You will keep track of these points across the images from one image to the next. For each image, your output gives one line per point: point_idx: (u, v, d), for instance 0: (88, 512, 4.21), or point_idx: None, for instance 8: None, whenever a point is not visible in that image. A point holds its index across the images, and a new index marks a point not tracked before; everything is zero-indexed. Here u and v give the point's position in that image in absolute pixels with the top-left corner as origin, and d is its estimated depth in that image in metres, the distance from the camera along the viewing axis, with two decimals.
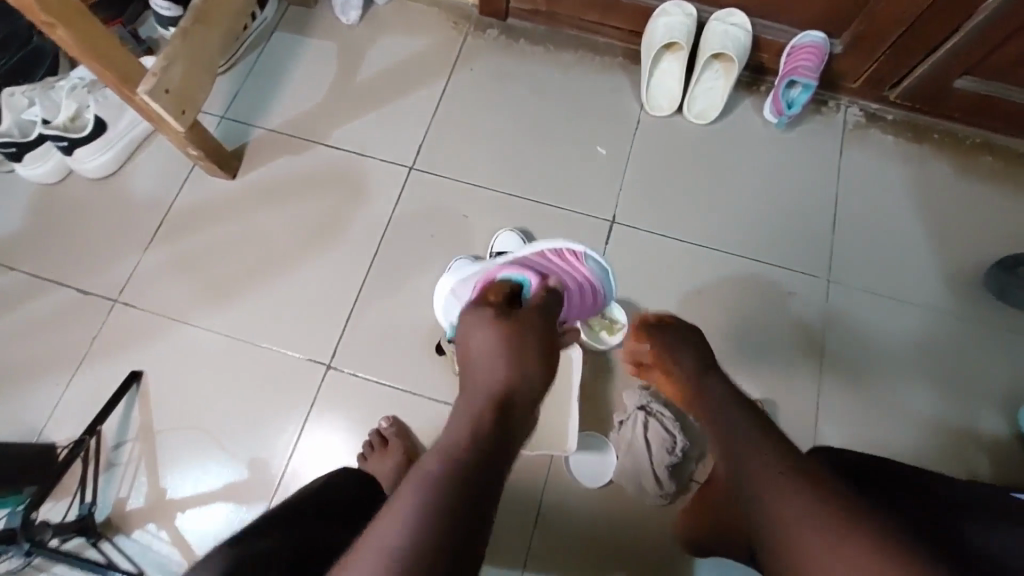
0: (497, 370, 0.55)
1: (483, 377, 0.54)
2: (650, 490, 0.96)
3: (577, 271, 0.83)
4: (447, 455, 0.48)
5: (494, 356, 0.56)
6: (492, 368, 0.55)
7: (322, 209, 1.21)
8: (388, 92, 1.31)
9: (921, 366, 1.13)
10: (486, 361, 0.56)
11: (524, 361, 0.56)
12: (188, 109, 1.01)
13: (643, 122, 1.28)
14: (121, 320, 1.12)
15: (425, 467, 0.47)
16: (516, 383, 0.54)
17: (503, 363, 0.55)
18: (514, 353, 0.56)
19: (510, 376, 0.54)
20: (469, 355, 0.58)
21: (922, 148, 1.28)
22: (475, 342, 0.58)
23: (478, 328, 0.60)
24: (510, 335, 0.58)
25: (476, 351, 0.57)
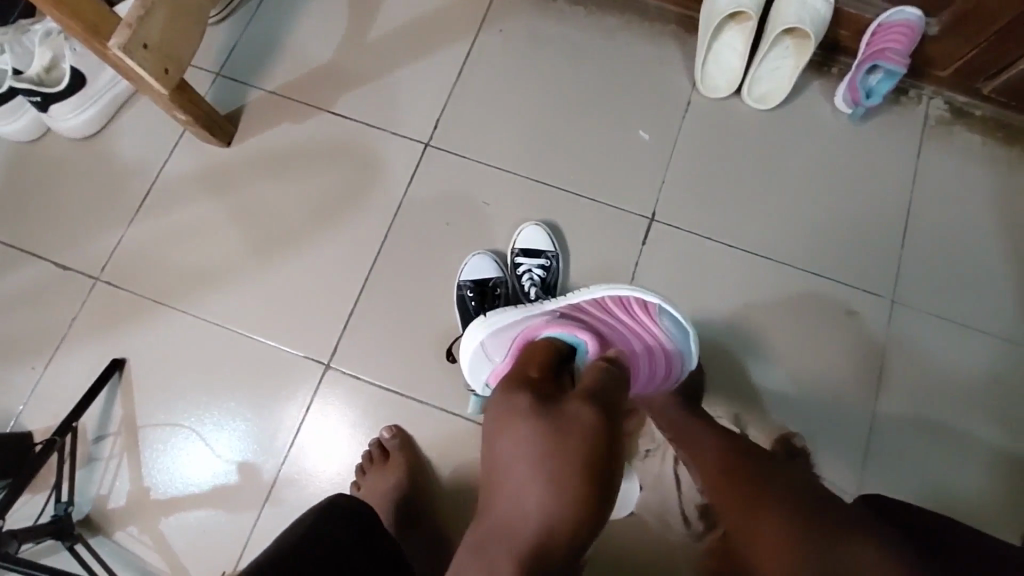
0: (529, 504, 0.49)
1: (514, 501, 0.50)
2: (676, 527, 0.89)
3: (647, 331, 0.76)
4: None
5: (527, 484, 0.50)
6: (523, 501, 0.49)
7: (327, 187, 1.08)
8: (404, 54, 1.15)
9: (987, 405, 1.00)
10: (518, 489, 0.50)
11: (558, 485, 0.49)
12: (171, 67, 0.87)
13: (693, 104, 1.12)
14: (102, 301, 1.02)
15: None
16: (548, 523, 0.48)
17: (534, 499, 0.49)
18: (547, 476, 0.50)
19: (541, 506, 0.49)
20: (500, 467, 0.53)
21: (1016, 153, 1.11)
22: (506, 450, 0.53)
23: (515, 434, 0.53)
24: (551, 456, 0.50)
25: (507, 465, 0.52)
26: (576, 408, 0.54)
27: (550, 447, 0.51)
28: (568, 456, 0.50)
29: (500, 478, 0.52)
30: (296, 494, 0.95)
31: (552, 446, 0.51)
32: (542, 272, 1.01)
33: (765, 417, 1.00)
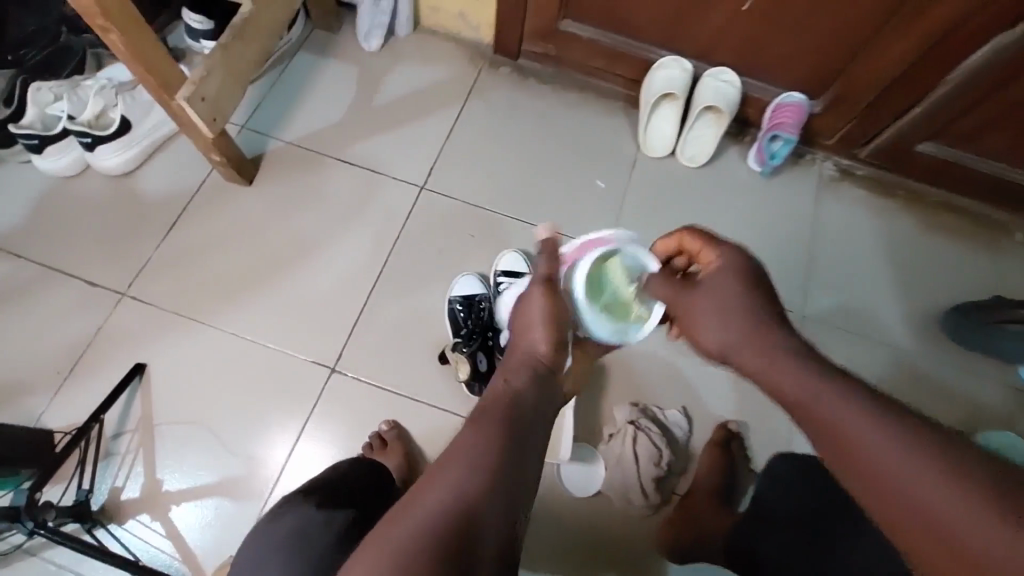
0: (540, 342, 0.65)
1: (526, 344, 0.65)
2: (636, 500, 1.03)
3: None
4: (506, 402, 0.56)
5: (537, 329, 0.65)
6: (534, 340, 0.65)
7: (335, 219, 1.27)
8: (404, 115, 1.39)
9: (884, 400, 1.23)
10: (531, 335, 0.65)
11: (558, 328, 0.66)
12: (219, 117, 1.07)
13: (639, 161, 1.39)
14: (127, 312, 1.14)
15: (492, 410, 0.55)
16: (555, 355, 0.65)
17: (543, 336, 0.65)
18: (551, 322, 0.66)
19: (544, 343, 0.65)
20: (516, 330, 0.68)
21: (889, 202, 1.42)
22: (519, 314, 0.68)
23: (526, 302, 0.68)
24: (551, 310, 0.67)
25: (522, 326, 0.67)
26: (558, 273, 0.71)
27: (551, 302, 0.67)
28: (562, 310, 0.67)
29: (515, 338, 0.67)
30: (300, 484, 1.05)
31: (553, 305, 0.67)
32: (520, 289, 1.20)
33: None
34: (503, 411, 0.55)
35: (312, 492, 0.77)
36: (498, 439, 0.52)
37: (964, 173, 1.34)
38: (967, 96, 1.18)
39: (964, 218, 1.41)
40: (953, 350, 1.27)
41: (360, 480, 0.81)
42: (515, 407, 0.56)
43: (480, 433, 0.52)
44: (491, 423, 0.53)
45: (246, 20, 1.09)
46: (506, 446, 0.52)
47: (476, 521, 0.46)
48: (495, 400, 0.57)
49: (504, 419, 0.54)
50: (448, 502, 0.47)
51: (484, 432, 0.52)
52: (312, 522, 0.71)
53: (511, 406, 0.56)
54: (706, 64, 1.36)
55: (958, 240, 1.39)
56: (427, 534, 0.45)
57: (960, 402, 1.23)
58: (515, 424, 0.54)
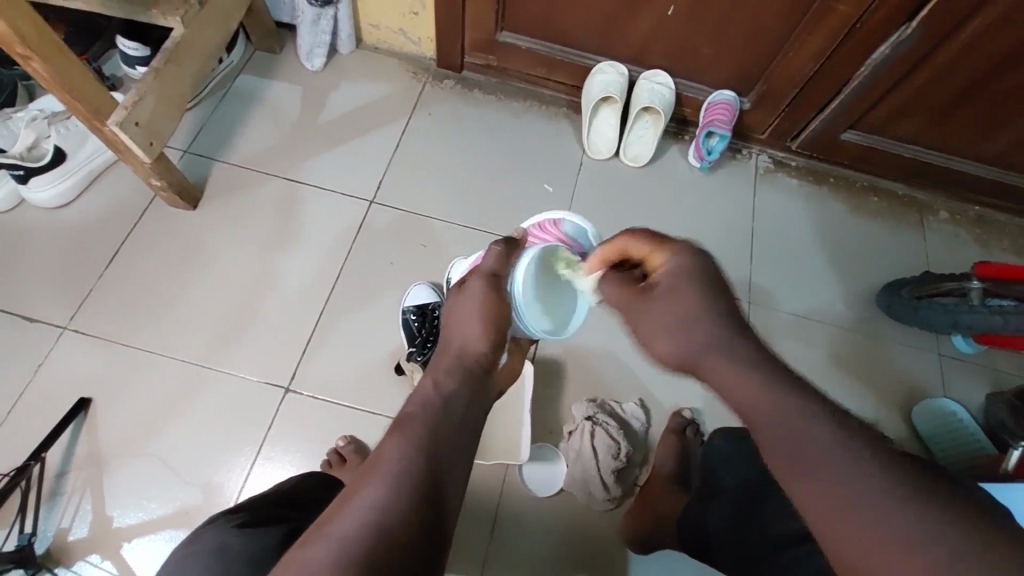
0: (475, 339, 0.64)
1: (457, 346, 0.64)
2: (598, 495, 1.05)
3: None
4: (426, 405, 0.56)
5: (472, 327, 0.65)
6: (472, 334, 0.65)
7: (284, 239, 1.27)
8: (351, 132, 1.40)
9: (830, 377, 1.28)
10: (466, 332, 0.65)
11: (488, 331, 0.65)
12: (155, 141, 1.07)
13: (585, 164, 1.43)
14: (70, 347, 1.11)
15: (412, 416, 0.55)
16: (492, 348, 0.65)
17: (478, 335, 0.64)
18: (483, 324, 0.65)
19: (475, 343, 0.64)
20: (453, 322, 0.67)
21: (821, 190, 1.50)
22: (453, 316, 0.67)
23: (460, 304, 0.67)
24: (488, 308, 0.66)
25: (458, 322, 0.66)
26: (506, 271, 0.70)
27: (489, 300, 0.66)
28: (491, 310, 0.66)
29: (452, 331, 0.66)
30: None
31: (482, 304, 0.66)
32: None
33: None
34: (429, 419, 0.55)
35: (235, 512, 0.77)
36: (425, 451, 0.52)
37: (886, 157, 1.43)
38: (880, 86, 1.27)
39: (889, 200, 1.50)
40: (889, 324, 1.34)
41: (323, 491, 0.85)
42: (443, 412, 0.56)
43: (405, 446, 0.52)
44: (411, 429, 0.54)
45: (176, 43, 1.09)
46: (428, 453, 0.52)
47: (401, 535, 0.46)
48: (422, 407, 0.56)
49: (429, 427, 0.54)
50: (371, 518, 0.47)
51: (409, 441, 0.53)
52: (226, 539, 0.70)
53: (438, 413, 0.56)
54: (641, 67, 1.41)
55: (885, 221, 1.48)
56: (351, 551, 0.44)
57: (899, 373, 1.30)
58: (435, 426, 0.55)
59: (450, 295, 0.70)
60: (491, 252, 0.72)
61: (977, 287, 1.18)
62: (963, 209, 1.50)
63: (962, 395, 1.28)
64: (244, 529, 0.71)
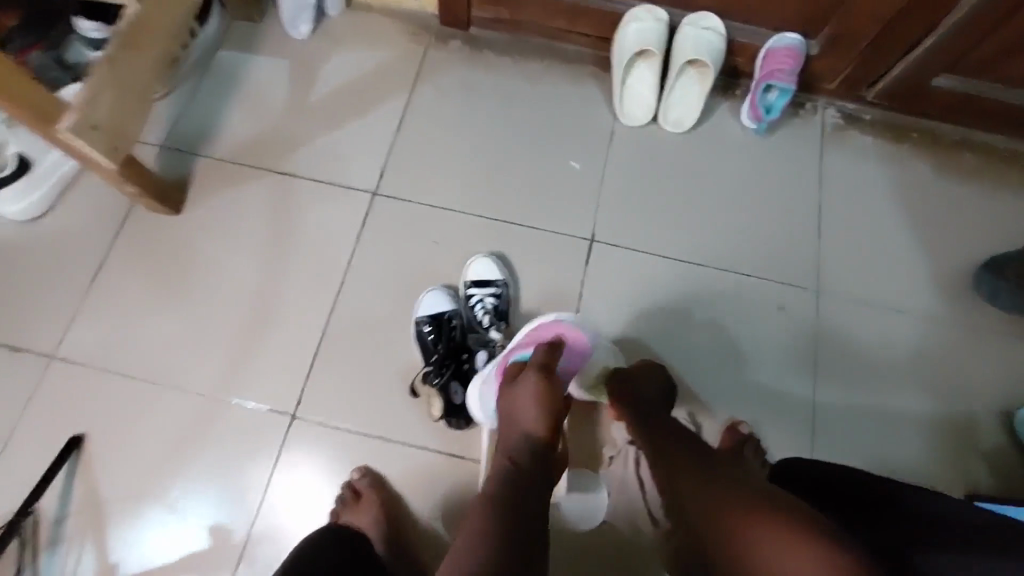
0: (536, 423, 0.74)
1: (518, 434, 0.74)
2: (645, 526, 0.91)
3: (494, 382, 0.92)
4: (493, 490, 0.66)
5: (531, 412, 0.75)
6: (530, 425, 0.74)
7: (279, 242, 1.13)
8: (346, 111, 1.22)
9: (915, 376, 1.09)
10: (527, 416, 0.75)
11: (546, 414, 0.75)
12: (120, 144, 0.93)
13: (617, 133, 1.22)
14: (58, 377, 1.02)
15: (481, 501, 0.65)
16: (549, 436, 0.74)
17: (539, 418, 0.74)
18: (544, 405, 0.75)
19: (536, 428, 0.74)
20: (511, 417, 0.76)
21: (902, 148, 1.25)
22: (511, 404, 0.78)
23: (515, 393, 0.78)
24: (543, 394, 0.76)
25: (518, 407, 0.76)
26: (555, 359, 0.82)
27: (543, 386, 0.77)
28: (546, 395, 0.76)
29: (511, 426, 0.75)
30: (271, 549, 0.94)
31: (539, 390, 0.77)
32: (495, 300, 1.05)
33: (713, 414, 1.06)
34: (493, 497, 0.65)
35: None
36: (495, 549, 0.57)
37: (987, 105, 1.17)
38: (992, 15, 1.00)
39: (988, 157, 1.25)
40: (988, 309, 1.13)
41: (335, 555, 0.82)
42: (507, 495, 0.65)
43: (481, 526, 0.60)
44: (482, 513, 0.63)
45: (133, 24, 0.92)
46: (501, 527, 0.60)
47: None
48: (489, 491, 0.66)
49: (495, 509, 0.63)
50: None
51: (481, 524, 0.61)
52: None
53: (504, 497, 0.65)
54: (684, 10, 1.17)
55: (982, 182, 1.23)
56: None
57: (999, 369, 1.09)
58: (503, 507, 0.63)
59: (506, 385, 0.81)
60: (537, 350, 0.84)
61: None
62: None
63: None
64: None
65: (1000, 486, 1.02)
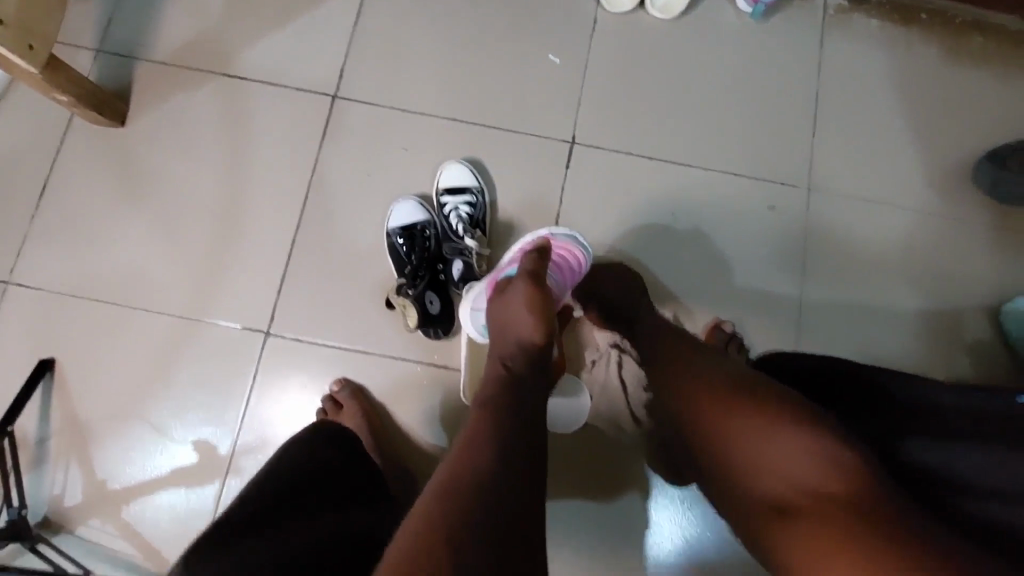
0: (529, 330, 0.66)
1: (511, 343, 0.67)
2: (628, 428, 0.94)
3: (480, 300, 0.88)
4: (484, 410, 0.58)
5: (523, 319, 0.67)
6: (522, 329, 0.67)
7: (237, 154, 1.05)
8: (299, 4, 1.09)
9: (904, 273, 1.06)
10: (519, 325, 0.67)
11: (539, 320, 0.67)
12: (37, 42, 0.83)
13: (600, 22, 1.11)
14: (19, 303, 0.98)
15: (474, 423, 0.58)
16: (544, 339, 0.66)
17: (532, 323, 0.66)
18: (538, 311, 0.67)
19: (530, 334, 0.66)
20: (504, 325, 0.70)
21: (910, 32, 1.15)
22: (501, 313, 0.70)
23: (506, 300, 0.71)
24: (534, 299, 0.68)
25: (510, 317, 0.69)
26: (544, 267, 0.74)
27: (533, 292, 0.68)
28: (537, 299, 0.67)
29: (503, 336, 0.69)
30: (256, 461, 0.94)
31: (529, 295, 0.68)
32: (469, 209, 1.00)
33: (698, 318, 1.04)
34: (487, 419, 0.57)
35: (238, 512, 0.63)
36: (483, 473, 0.51)
37: None
38: None
39: (1001, 38, 1.15)
40: (985, 201, 1.09)
41: (328, 453, 0.74)
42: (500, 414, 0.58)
43: (477, 449, 0.54)
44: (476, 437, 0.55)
45: None
46: (494, 449, 0.54)
47: (473, 528, 0.47)
48: (482, 412, 0.58)
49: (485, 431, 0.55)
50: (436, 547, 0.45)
51: (476, 448, 0.54)
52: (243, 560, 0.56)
53: (495, 416, 0.57)
54: None
55: (993, 67, 1.14)
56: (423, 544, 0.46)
57: (991, 263, 1.07)
58: (496, 428, 0.56)
59: (495, 297, 0.73)
60: (526, 259, 0.76)
61: None
62: None
63: None
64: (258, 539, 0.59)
65: (981, 377, 1.03)
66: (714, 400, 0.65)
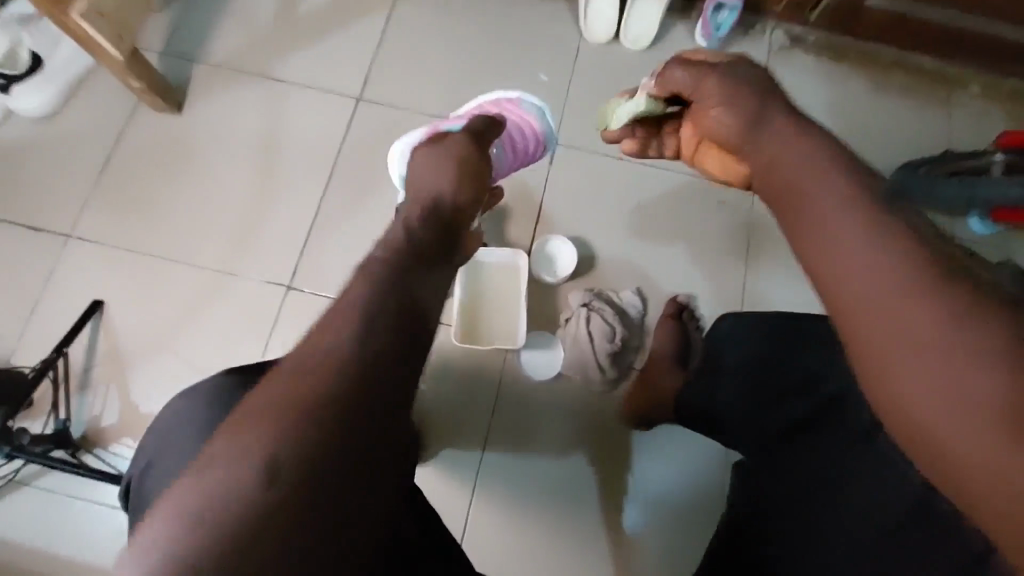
0: (447, 190, 0.68)
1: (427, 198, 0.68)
2: (595, 377, 1.10)
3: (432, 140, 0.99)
4: (385, 263, 0.54)
5: (443, 179, 0.69)
6: (439, 189, 0.69)
7: (273, 140, 1.24)
8: (333, 25, 1.32)
9: None
10: (439, 184, 0.69)
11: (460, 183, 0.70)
12: (125, 35, 1.05)
13: (583, 49, 1.34)
14: (78, 254, 1.15)
15: (366, 271, 0.53)
16: (460, 201, 0.69)
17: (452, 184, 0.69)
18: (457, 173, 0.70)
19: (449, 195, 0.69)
20: (421, 181, 0.71)
21: (841, 67, 1.38)
22: (421, 171, 0.72)
23: (430, 160, 0.71)
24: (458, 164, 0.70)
25: (432, 174, 0.70)
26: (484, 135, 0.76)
27: (458, 157, 0.71)
28: (461, 161, 0.71)
29: (420, 190, 0.70)
30: None
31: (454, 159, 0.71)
32: None
33: None
34: (386, 270, 0.53)
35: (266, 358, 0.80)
36: (341, 392, 0.43)
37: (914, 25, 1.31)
38: None
39: (916, 75, 1.38)
40: None
41: None
42: (397, 270, 0.54)
43: (362, 293, 0.50)
44: (365, 285, 0.51)
45: None
46: (381, 295, 0.50)
47: (338, 365, 0.44)
48: (383, 262, 0.54)
49: (378, 288, 0.51)
50: (255, 485, 0.38)
51: (368, 290, 0.51)
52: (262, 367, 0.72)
53: (391, 270, 0.53)
54: None
55: (909, 98, 1.37)
56: (289, 395, 0.42)
57: None
58: (387, 282, 0.52)
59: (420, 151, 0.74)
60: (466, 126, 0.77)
61: (1000, 160, 1.17)
62: (998, 82, 1.38)
63: None
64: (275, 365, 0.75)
65: None
66: (851, 300, 0.39)
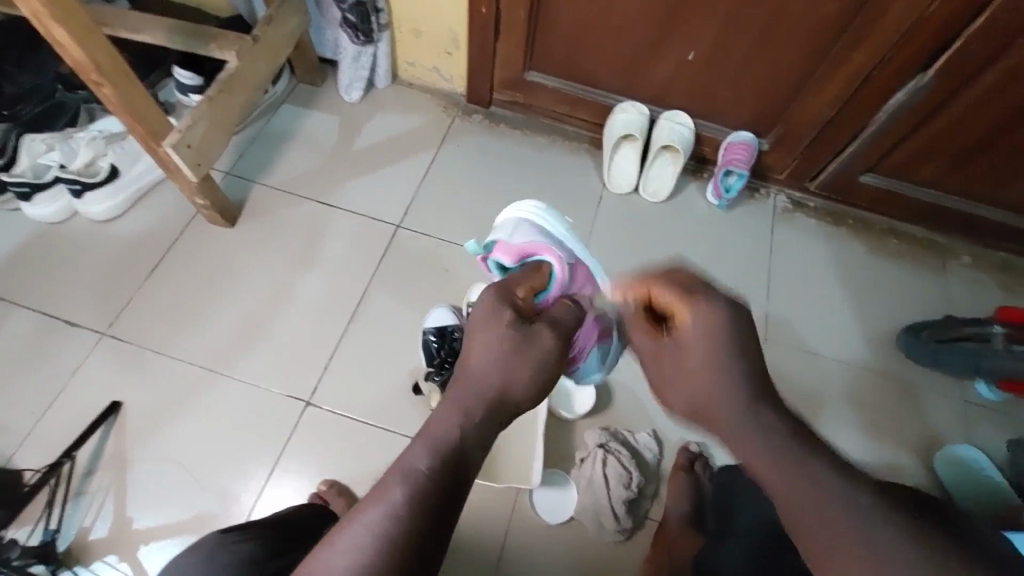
0: (514, 375, 0.55)
1: (490, 372, 0.55)
2: (608, 526, 1.05)
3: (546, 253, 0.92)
4: (439, 455, 0.48)
5: (513, 361, 0.56)
6: (503, 369, 0.55)
7: (311, 257, 1.32)
8: (382, 162, 1.47)
9: (845, 419, 1.27)
10: (507, 362, 0.56)
11: (529, 372, 0.56)
12: (202, 162, 1.15)
13: (605, 197, 1.48)
14: (105, 352, 1.18)
15: (415, 462, 0.48)
16: (522, 394, 0.56)
17: (521, 373, 0.56)
18: (530, 359, 0.57)
19: (513, 381, 0.55)
20: (487, 346, 0.57)
21: (841, 231, 1.51)
22: (489, 333, 0.58)
23: (507, 327, 0.58)
24: (534, 348, 0.58)
25: (502, 346, 0.57)
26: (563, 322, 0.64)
27: (536, 344, 0.58)
28: (539, 348, 0.58)
29: (484, 360, 0.56)
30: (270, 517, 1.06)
31: (531, 344, 0.58)
32: None
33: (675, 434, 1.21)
34: (444, 470, 0.48)
35: (245, 525, 0.86)
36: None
37: (906, 201, 1.44)
38: (897, 131, 1.29)
39: (910, 243, 1.50)
40: (908, 367, 1.33)
41: (316, 518, 0.93)
42: (451, 473, 0.48)
43: (406, 499, 0.46)
44: (412, 484, 0.46)
45: (230, 75, 1.17)
46: (428, 510, 0.46)
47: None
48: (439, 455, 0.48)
49: (437, 490, 0.47)
50: (408, 507, 0.45)
51: (406, 499, 0.46)
52: (227, 539, 0.81)
53: (444, 478, 0.48)
54: (662, 108, 1.46)
55: (906, 263, 1.48)
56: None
57: (919, 420, 1.28)
58: (438, 489, 0.47)
59: (492, 312, 0.60)
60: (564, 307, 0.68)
61: (998, 333, 1.20)
62: (987, 255, 1.50)
63: (984, 442, 1.26)
64: (243, 537, 0.81)
65: None
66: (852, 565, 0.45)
